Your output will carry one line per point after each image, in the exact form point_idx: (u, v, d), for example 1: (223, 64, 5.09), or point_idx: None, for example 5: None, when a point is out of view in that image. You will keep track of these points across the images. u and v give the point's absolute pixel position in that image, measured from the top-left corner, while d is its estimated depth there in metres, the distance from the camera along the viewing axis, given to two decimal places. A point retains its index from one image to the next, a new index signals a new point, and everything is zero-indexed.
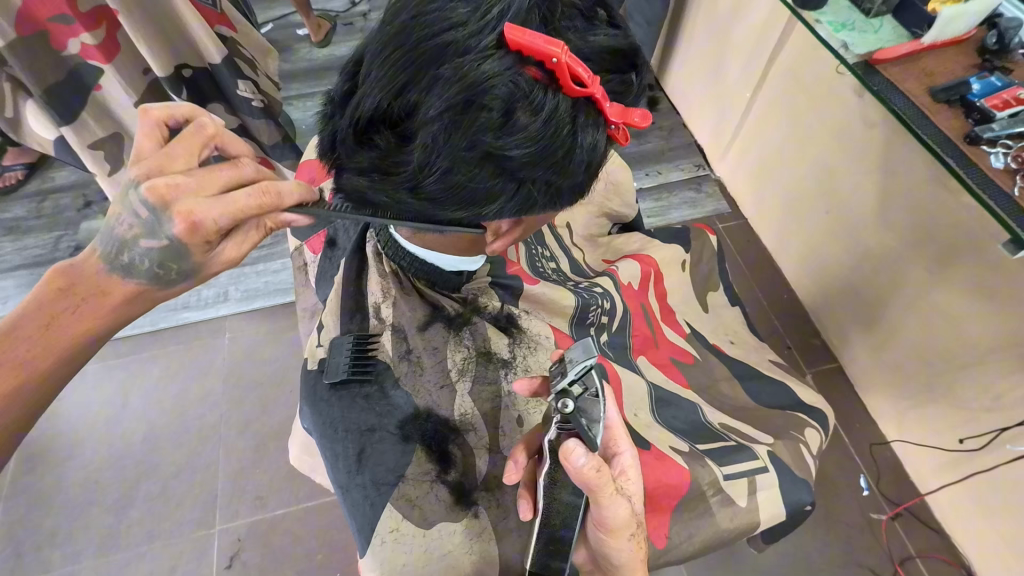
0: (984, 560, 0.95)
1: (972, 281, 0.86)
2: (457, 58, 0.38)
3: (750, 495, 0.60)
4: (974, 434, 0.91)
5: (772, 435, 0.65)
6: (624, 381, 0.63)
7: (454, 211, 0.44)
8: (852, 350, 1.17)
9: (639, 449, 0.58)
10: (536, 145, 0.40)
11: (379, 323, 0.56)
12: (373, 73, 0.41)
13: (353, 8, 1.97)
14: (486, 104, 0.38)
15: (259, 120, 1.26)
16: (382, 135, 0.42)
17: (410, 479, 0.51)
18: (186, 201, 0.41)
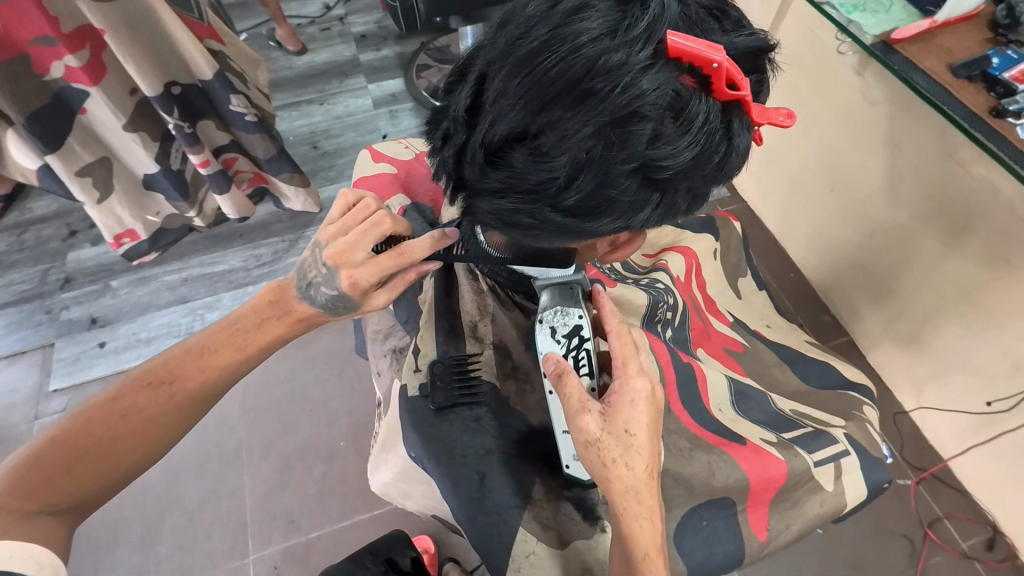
0: (1009, 516, 0.99)
1: (985, 249, 0.88)
2: (614, 70, 0.36)
3: (837, 480, 0.61)
4: (1002, 396, 0.93)
5: (842, 416, 0.67)
6: (707, 375, 0.65)
7: (596, 226, 0.42)
8: (865, 324, 1.20)
9: (737, 445, 0.59)
10: (691, 154, 0.38)
11: (478, 342, 0.56)
12: (511, 90, 0.38)
13: (328, 12, 1.92)
14: (645, 116, 0.36)
15: (254, 134, 1.21)
16: (520, 154, 0.40)
17: (538, 501, 0.52)
18: (349, 263, 0.52)
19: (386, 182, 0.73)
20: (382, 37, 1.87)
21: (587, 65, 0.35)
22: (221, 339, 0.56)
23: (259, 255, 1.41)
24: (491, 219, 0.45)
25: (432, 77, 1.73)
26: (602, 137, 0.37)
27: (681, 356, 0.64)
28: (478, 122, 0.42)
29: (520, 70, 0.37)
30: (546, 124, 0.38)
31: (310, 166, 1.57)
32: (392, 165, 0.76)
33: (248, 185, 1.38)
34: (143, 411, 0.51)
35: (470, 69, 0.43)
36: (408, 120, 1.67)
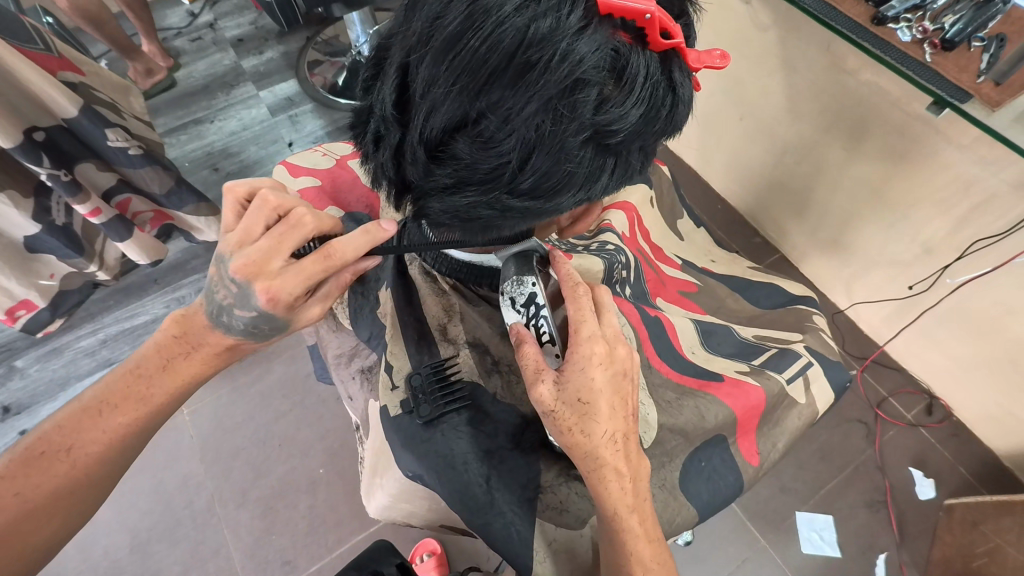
0: (942, 383, 1.11)
1: (881, 146, 0.95)
2: (549, 37, 0.34)
3: (807, 391, 0.65)
4: (921, 278, 1.02)
5: (799, 331, 0.71)
6: (676, 324, 0.67)
7: (556, 204, 0.41)
8: (792, 238, 1.28)
9: (716, 383, 0.62)
10: (639, 113, 0.38)
11: (450, 345, 0.54)
12: (442, 76, 0.36)
13: (194, 21, 1.75)
14: (589, 82, 0.35)
15: (143, 168, 1.11)
16: (463, 144, 0.38)
17: (549, 487, 0.53)
18: (266, 274, 0.47)
19: (313, 198, 0.68)
20: (262, 38, 1.73)
21: (518, 38, 0.34)
22: (123, 391, 0.51)
23: (181, 297, 1.30)
24: (447, 216, 0.43)
25: (326, 73, 1.64)
26: (550, 110, 0.35)
27: (648, 311, 0.66)
28: (411, 117, 0.39)
29: (446, 55, 0.35)
30: (486, 107, 0.36)
31: (214, 192, 1.45)
32: (314, 178, 0.70)
33: (150, 225, 1.26)
34: (46, 486, 0.48)
35: (389, 62, 0.40)
36: (311, 123, 1.57)
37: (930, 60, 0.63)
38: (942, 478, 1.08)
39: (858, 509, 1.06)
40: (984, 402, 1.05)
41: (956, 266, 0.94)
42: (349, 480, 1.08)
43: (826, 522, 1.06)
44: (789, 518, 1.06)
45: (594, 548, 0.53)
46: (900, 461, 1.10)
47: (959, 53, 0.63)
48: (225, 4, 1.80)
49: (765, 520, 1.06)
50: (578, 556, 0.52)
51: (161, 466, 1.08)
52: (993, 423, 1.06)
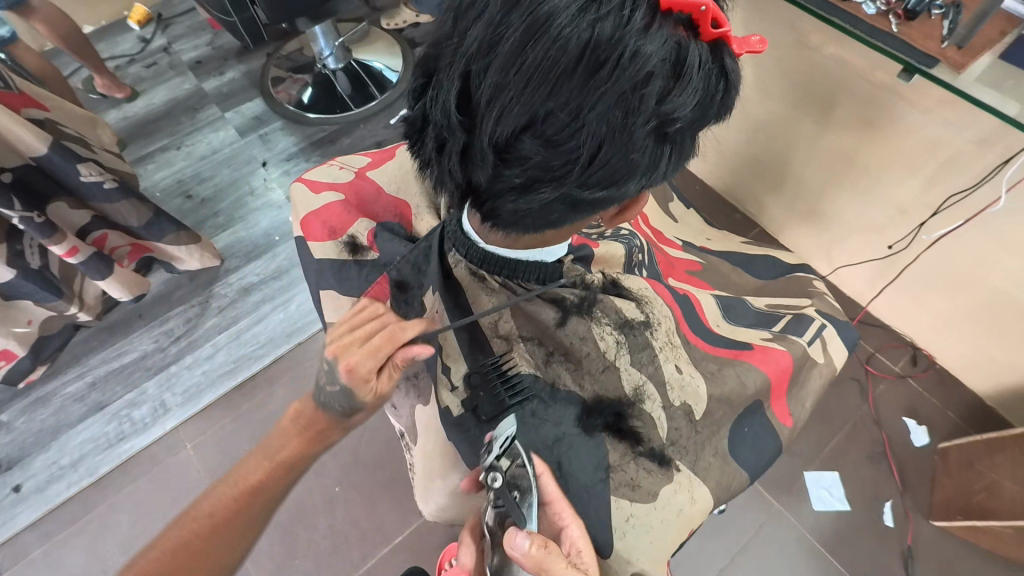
0: (924, 335, 1.17)
1: (850, 116, 1.00)
2: (616, 35, 0.35)
3: (824, 352, 0.68)
4: (898, 238, 1.07)
5: (806, 296, 0.74)
6: (701, 299, 0.70)
7: (618, 193, 0.43)
8: (771, 211, 1.33)
9: (745, 351, 0.65)
10: (697, 100, 0.39)
11: (502, 342, 0.55)
12: (512, 79, 0.37)
13: (147, 45, 1.70)
14: (654, 75, 0.37)
15: (120, 201, 1.08)
16: (531, 143, 0.39)
17: (617, 466, 0.52)
18: (348, 351, 0.47)
19: (340, 211, 0.68)
20: (221, 58, 1.69)
21: (590, 37, 0.35)
22: None
23: (170, 330, 1.26)
24: (514, 212, 0.45)
25: (291, 89, 1.61)
26: (620, 105, 0.37)
27: (676, 290, 0.68)
28: (478, 122, 0.40)
29: (516, 57, 0.37)
30: (557, 107, 0.37)
31: (192, 221, 1.41)
32: (337, 192, 0.70)
33: (128, 258, 1.23)
34: None
35: (448, 70, 0.41)
36: (283, 140, 1.54)
37: (897, 30, 0.67)
38: (934, 424, 1.14)
39: (863, 464, 1.11)
40: (965, 348, 1.11)
41: (930, 223, 0.99)
42: (367, 494, 1.07)
43: (833, 478, 1.10)
44: (799, 479, 1.10)
45: (664, 521, 0.52)
46: (895, 413, 1.15)
47: (922, 21, 0.67)
48: (177, 26, 1.74)
49: (778, 484, 1.10)
50: (653, 529, 0.52)
51: (172, 502, 1.08)
52: (975, 366, 1.12)
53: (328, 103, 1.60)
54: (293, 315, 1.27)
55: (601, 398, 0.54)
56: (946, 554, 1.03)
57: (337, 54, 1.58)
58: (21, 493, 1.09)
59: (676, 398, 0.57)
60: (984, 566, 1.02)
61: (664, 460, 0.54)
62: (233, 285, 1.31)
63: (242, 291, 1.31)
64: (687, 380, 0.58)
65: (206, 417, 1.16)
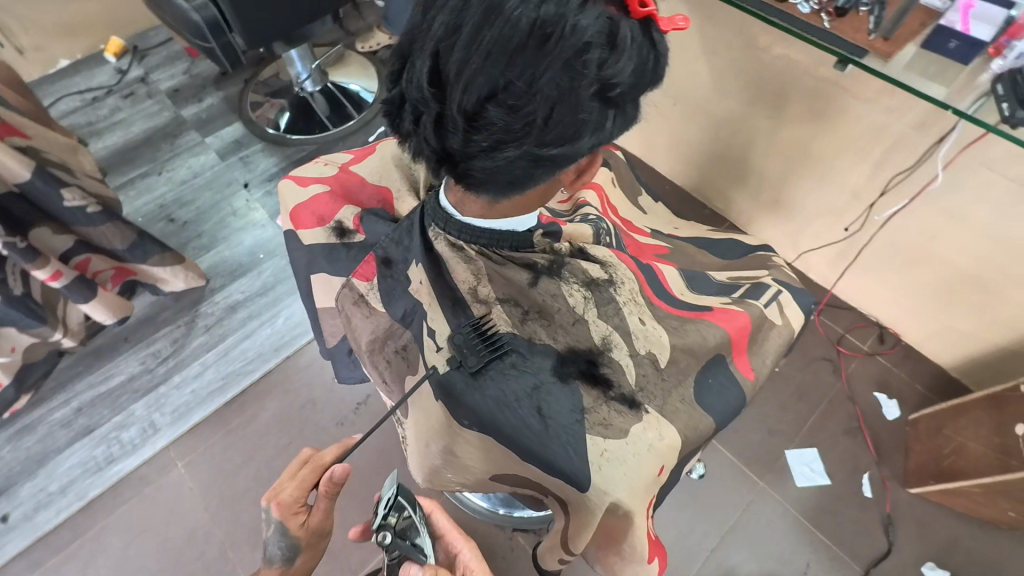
0: (887, 312, 1.23)
1: (800, 109, 1.07)
2: (560, 10, 0.40)
3: (782, 315, 0.73)
4: (854, 220, 1.14)
5: (764, 268, 0.79)
6: (665, 270, 0.74)
7: (573, 152, 0.48)
8: (738, 205, 1.39)
9: (705, 310, 0.69)
10: (635, 66, 0.44)
11: (482, 304, 0.58)
12: (474, 52, 0.41)
13: (124, 76, 1.73)
14: (594, 46, 0.42)
15: (103, 224, 1.10)
16: (495, 110, 0.44)
17: (591, 408, 0.55)
18: (277, 487, 0.60)
19: (327, 201, 0.71)
20: (198, 85, 1.72)
21: (537, 14, 0.40)
22: None
23: (157, 350, 1.26)
24: (484, 174, 0.49)
25: (269, 112, 1.65)
26: (567, 72, 0.42)
27: (640, 262, 0.72)
28: (447, 93, 0.45)
29: (475, 33, 0.41)
30: (513, 76, 0.42)
31: (174, 242, 1.42)
32: (323, 184, 0.73)
33: (112, 283, 1.23)
34: None
35: (418, 49, 0.45)
36: (264, 161, 1.58)
37: (829, 26, 0.75)
38: (903, 396, 1.20)
39: (841, 440, 1.16)
40: (925, 321, 1.17)
41: (880, 204, 1.07)
42: (364, 499, 1.09)
43: (813, 454, 1.15)
44: (781, 457, 1.15)
45: (639, 454, 0.55)
46: (867, 389, 1.21)
47: (853, 16, 0.75)
48: (154, 56, 1.78)
49: (761, 464, 1.14)
50: (628, 462, 0.55)
51: (164, 521, 1.08)
52: (935, 338, 1.18)
53: (306, 123, 1.64)
54: (282, 329, 1.29)
55: (575, 347, 0.58)
56: (923, 518, 1.08)
57: (315, 77, 1.63)
58: (9, 522, 1.07)
59: (642, 347, 0.61)
60: (959, 526, 1.06)
61: (633, 400, 0.57)
62: (219, 303, 1.33)
63: (228, 308, 1.32)
64: (650, 330, 0.63)
65: (196, 435, 1.16)
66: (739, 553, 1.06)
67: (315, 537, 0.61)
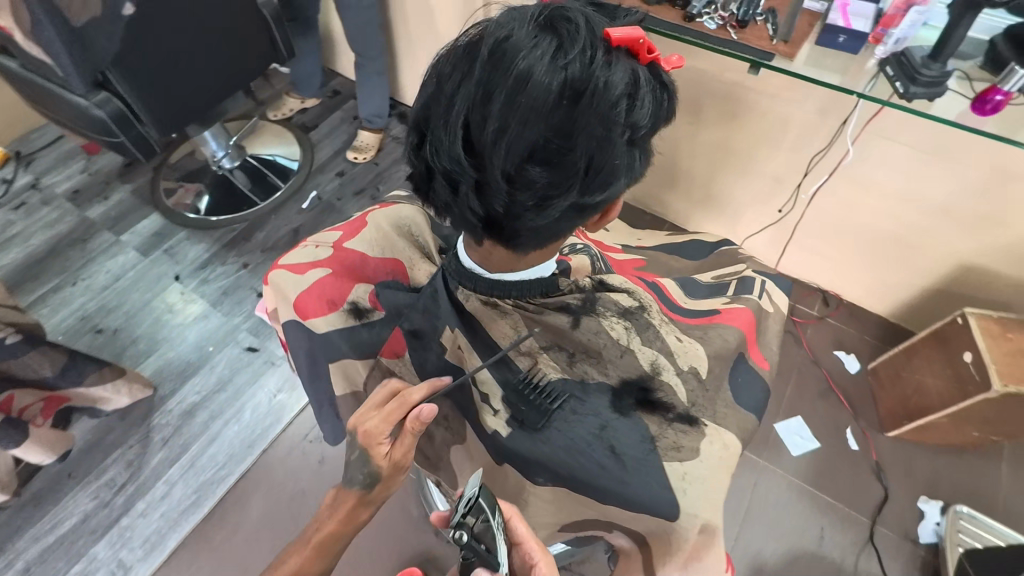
0: (826, 277, 1.35)
1: (715, 112, 1.17)
2: (588, 70, 0.42)
3: (770, 301, 0.80)
4: (784, 202, 1.24)
5: (738, 262, 0.85)
6: (665, 283, 0.78)
7: (610, 194, 0.49)
8: (674, 206, 1.48)
9: (714, 315, 0.74)
10: (653, 107, 0.47)
11: (529, 357, 0.60)
12: (511, 119, 0.42)
13: (11, 186, 1.57)
14: (621, 96, 0.43)
15: (27, 353, 1.02)
16: (536, 170, 0.44)
17: (659, 435, 0.58)
18: (363, 418, 0.56)
19: (334, 283, 0.66)
20: (101, 182, 1.59)
21: (568, 75, 0.41)
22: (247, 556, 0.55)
23: (111, 480, 1.13)
24: (524, 229, 0.50)
25: (186, 198, 1.56)
26: (601, 124, 0.43)
27: (644, 281, 0.75)
28: (484, 160, 0.45)
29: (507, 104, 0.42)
30: (553, 135, 0.43)
31: (107, 356, 1.29)
32: (322, 267, 0.68)
33: (44, 416, 1.08)
34: None
35: (445, 122, 0.46)
36: (193, 248, 1.47)
37: (736, 37, 0.82)
38: (859, 350, 1.31)
39: (818, 403, 1.24)
40: (861, 280, 1.29)
41: (804, 184, 1.17)
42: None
43: (799, 423, 1.21)
44: (771, 432, 1.20)
45: (714, 469, 0.58)
46: (827, 350, 1.31)
47: (753, 27, 0.83)
48: (42, 159, 1.63)
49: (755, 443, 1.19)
50: (706, 479, 0.57)
51: None
52: (870, 292, 1.31)
53: (231, 202, 1.56)
54: (251, 422, 1.20)
55: (629, 378, 0.61)
56: (905, 457, 1.17)
57: (232, 153, 1.58)
58: None
59: (683, 363, 0.65)
60: (935, 457, 1.17)
61: (690, 417, 0.61)
62: (173, 410, 1.21)
63: (185, 413, 1.21)
64: (684, 345, 0.67)
65: (176, 563, 1.04)
66: (759, 535, 1.09)
67: (394, 471, 0.57)
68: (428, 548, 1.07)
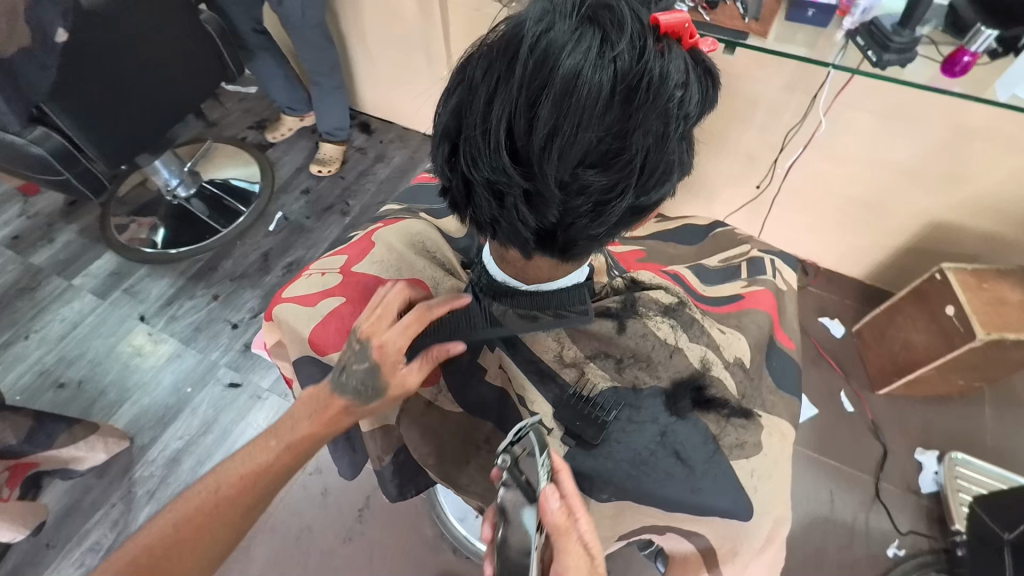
0: (804, 247, 1.38)
1: None
2: (642, 63, 0.39)
3: (783, 279, 0.82)
4: (760, 178, 1.26)
5: (741, 243, 0.85)
6: (685, 274, 0.79)
7: (665, 189, 0.47)
8: None
9: (739, 301, 0.75)
10: (703, 95, 0.44)
11: (577, 370, 0.60)
12: (563, 124, 0.40)
13: None
14: (676, 88, 0.41)
15: None
16: (592, 173, 0.42)
17: (720, 432, 0.61)
18: (378, 329, 0.56)
19: (351, 313, 0.65)
20: (42, 224, 1.48)
21: (622, 72, 0.39)
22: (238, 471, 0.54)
23: (96, 543, 1.04)
24: (574, 234, 0.48)
25: (141, 233, 1.46)
26: (658, 119, 0.41)
27: (669, 275, 0.76)
28: (532, 168, 0.43)
29: (556, 108, 0.39)
30: (608, 136, 0.40)
31: (75, 412, 1.19)
32: (335, 296, 0.67)
33: (10, 487, 0.98)
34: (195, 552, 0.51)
35: (484, 131, 0.43)
36: (156, 285, 1.38)
37: (709, 19, 0.81)
38: (842, 314, 1.34)
39: (810, 370, 1.27)
40: (838, 247, 1.33)
41: (780, 158, 1.19)
42: None
43: None
44: None
45: (773, 460, 0.63)
46: (813, 318, 1.34)
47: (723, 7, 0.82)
48: None
49: None
50: (770, 471, 0.62)
51: None
52: (846, 258, 1.35)
53: (192, 231, 1.47)
54: None
55: (681, 377, 0.62)
56: (899, 413, 1.21)
57: (187, 180, 1.51)
58: None
59: (729, 355, 0.68)
60: (925, 409, 1.21)
61: (744, 412, 0.64)
62: (156, 460, 1.14)
63: (171, 461, 1.13)
64: (726, 337, 0.69)
65: None
66: None
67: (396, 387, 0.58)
68: (450, 567, 1.03)
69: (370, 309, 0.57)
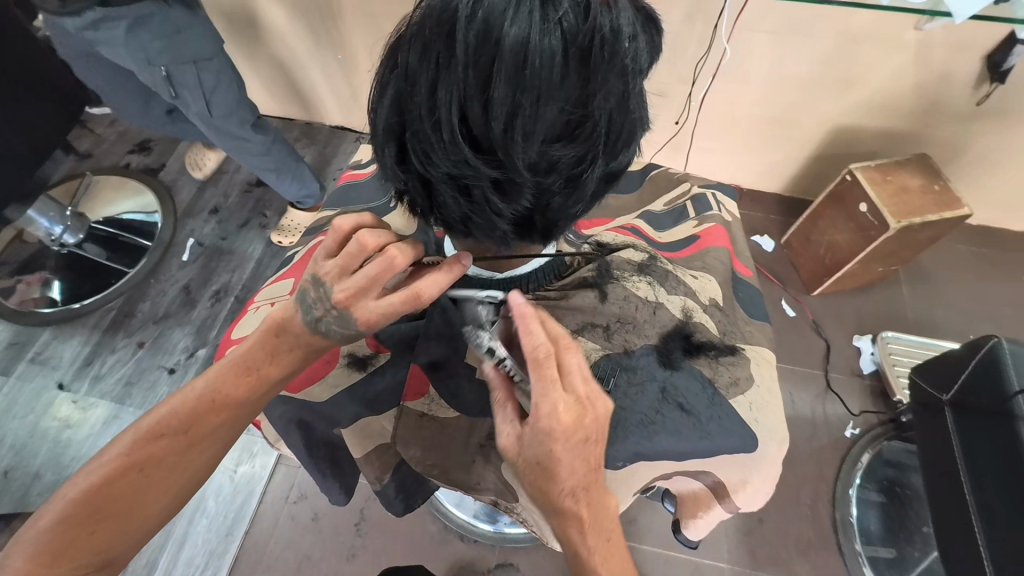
0: (726, 172, 1.44)
1: None
2: (591, 19, 0.36)
3: (726, 208, 0.85)
4: (677, 113, 1.28)
5: (680, 181, 0.87)
6: (637, 225, 0.81)
7: (632, 148, 0.47)
8: None
9: (696, 241, 0.78)
10: (649, 45, 0.43)
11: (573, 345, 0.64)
12: (523, 101, 0.37)
13: None
14: (630, 41, 0.39)
15: None
16: (560, 147, 0.41)
17: (717, 376, 0.66)
18: (361, 308, 0.52)
19: None
20: None
21: (574, 34, 0.36)
22: (192, 415, 0.51)
23: None
24: (550, 210, 0.47)
25: (32, 293, 1.29)
26: (618, 80, 0.40)
27: (625, 232, 0.79)
28: (498, 154, 0.40)
29: (511, 85, 0.37)
30: (571, 105, 0.39)
31: (8, 505, 1.07)
32: None
33: None
34: (154, 498, 0.49)
35: (436, 123, 0.39)
36: (66, 346, 1.24)
37: None
38: (770, 229, 1.43)
39: None
40: (757, 166, 1.40)
41: (693, 91, 1.21)
42: None
43: None
44: None
45: (765, 391, 0.67)
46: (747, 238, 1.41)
47: None
48: None
49: None
50: (765, 402, 0.66)
51: None
52: (765, 175, 1.42)
53: (94, 279, 1.32)
54: (219, 510, 1.06)
55: (668, 329, 0.67)
56: (834, 308, 1.32)
57: (74, 225, 1.33)
58: None
59: (706, 298, 0.72)
60: (856, 299, 1.33)
61: (733, 351, 0.69)
62: None
63: None
64: (697, 279, 0.73)
65: None
66: None
67: None
68: (461, 554, 1.03)
69: (342, 287, 0.51)
